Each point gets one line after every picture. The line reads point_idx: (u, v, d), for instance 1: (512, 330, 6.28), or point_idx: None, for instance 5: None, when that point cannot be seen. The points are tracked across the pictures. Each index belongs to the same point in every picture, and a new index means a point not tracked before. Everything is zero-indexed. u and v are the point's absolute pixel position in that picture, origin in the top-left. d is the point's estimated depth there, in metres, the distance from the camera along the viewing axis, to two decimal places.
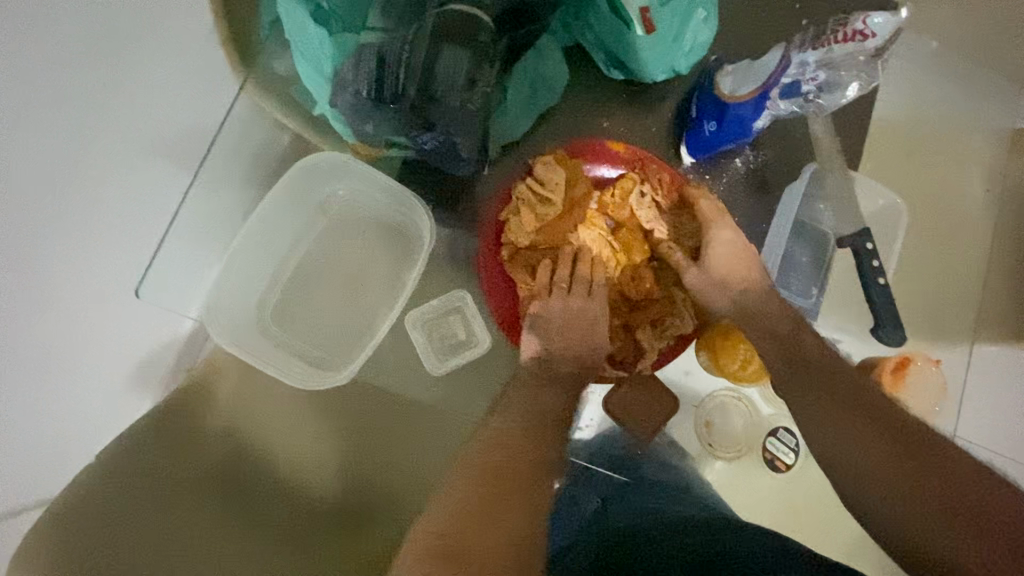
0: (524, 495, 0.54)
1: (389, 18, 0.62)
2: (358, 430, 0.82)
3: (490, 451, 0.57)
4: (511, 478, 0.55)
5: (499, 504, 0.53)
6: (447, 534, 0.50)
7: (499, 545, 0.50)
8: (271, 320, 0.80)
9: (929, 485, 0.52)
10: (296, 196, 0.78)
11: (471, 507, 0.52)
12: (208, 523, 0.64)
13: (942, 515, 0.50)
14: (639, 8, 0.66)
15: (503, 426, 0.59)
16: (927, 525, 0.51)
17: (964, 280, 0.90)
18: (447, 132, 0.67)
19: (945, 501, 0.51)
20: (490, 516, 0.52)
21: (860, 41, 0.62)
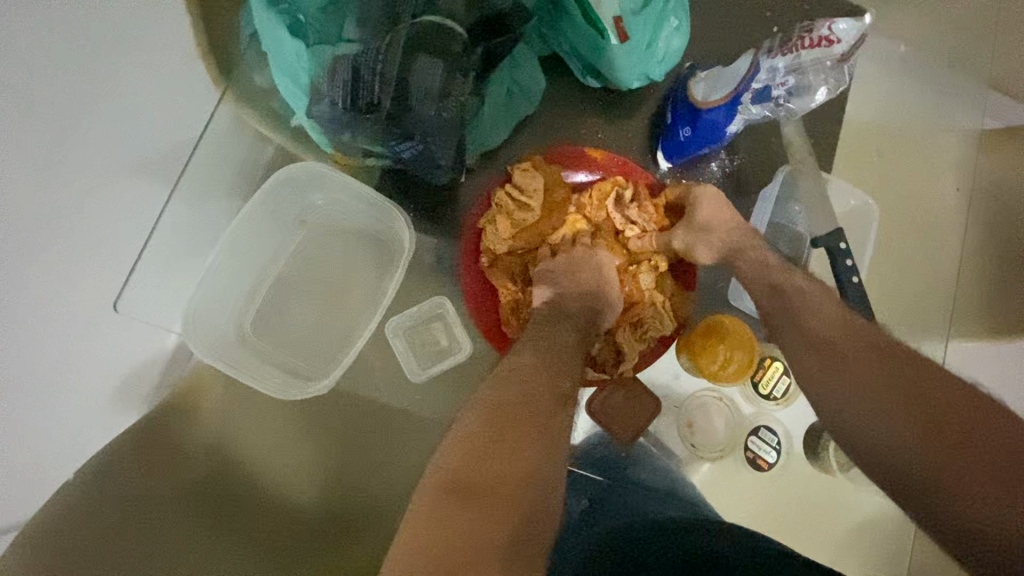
0: (532, 444, 0.53)
1: (364, 30, 0.64)
2: (343, 444, 0.82)
3: (491, 430, 0.53)
4: (515, 457, 0.52)
5: (509, 447, 0.52)
6: (459, 477, 0.49)
7: (506, 486, 0.49)
8: (252, 331, 0.80)
9: (925, 421, 0.51)
10: (274, 207, 0.78)
11: (475, 452, 0.51)
12: (192, 537, 0.64)
13: (941, 452, 0.49)
14: (613, 17, 0.68)
15: (502, 403, 0.56)
16: (924, 463, 0.50)
17: (940, 277, 0.91)
18: (424, 140, 0.67)
19: (942, 437, 0.50)
20: (498, 461, 0.51)
21: (827, 47, 0.63)
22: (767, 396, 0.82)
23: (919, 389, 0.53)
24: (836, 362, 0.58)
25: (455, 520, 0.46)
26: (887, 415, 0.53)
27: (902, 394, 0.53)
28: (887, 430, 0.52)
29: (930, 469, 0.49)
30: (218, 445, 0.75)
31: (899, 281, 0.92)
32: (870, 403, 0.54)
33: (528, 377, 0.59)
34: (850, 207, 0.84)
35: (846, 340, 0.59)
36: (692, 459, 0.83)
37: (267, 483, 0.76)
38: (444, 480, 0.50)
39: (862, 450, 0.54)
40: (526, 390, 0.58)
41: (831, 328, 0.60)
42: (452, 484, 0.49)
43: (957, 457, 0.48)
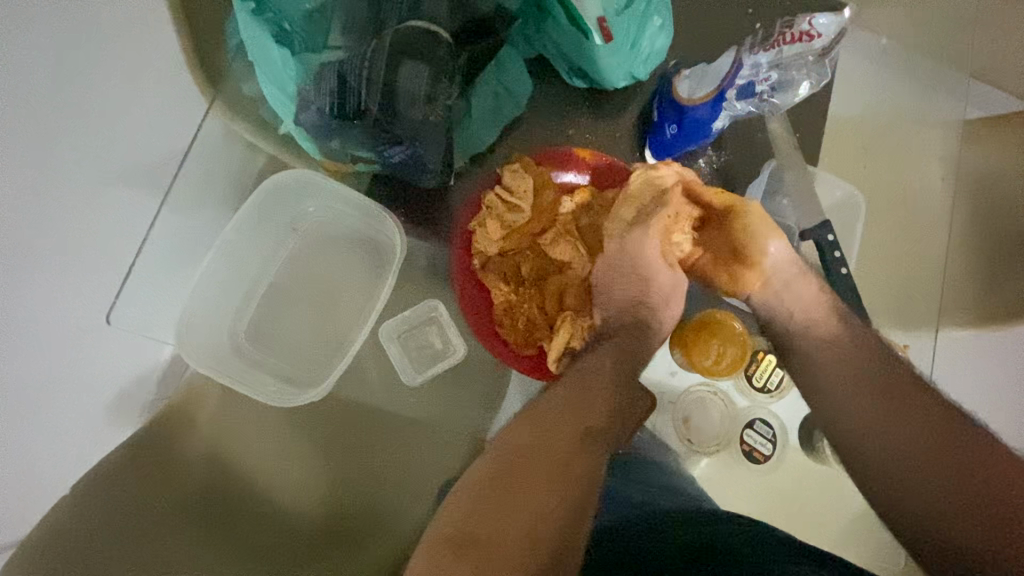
0: (555, 470, 0.52)
1: (349, 37, 0.65)
2: (345, 455, 0.81)
3: (521, 450, 0.53)
4: (540, 476, 0.51)
5: (531, 473, 0.52)
6: (463, 528, 0.48)
7: (515, 536, 0.47)
8: (245, 340, 0.80)
9: (952, 473, 0.49)
10: (265, 214, 0.78)
11: (487, 503, 0.49)
12: (185, 552, 0.64)
13: (963, 504, 0.47)
14: (597, 18, 0.68)
15: (537, 429, 0.56)
16: (948, 513, 0.48)
17: (928, 266, 0.92)
18: (413, 144, 0.68)
19: (966, 493, 0.48)
20: (516, 488, 0.50)
21: (808, 41, 0.65)
22: (761, 389, 0.82)
23: (955, 444, 0.50)
24: (874, 399, 0.56)
25: (454, 568, 0.45)
26: (915, 459, 0.51)
27: (930, 444, 0.51)
28: (907, 472, 0.51)
29: (947, 519, 0.48)
30: (216, 456, 0.76)
31: (889, 271, 0.93)
32: (895, 443, 0.53)
33: (562, 412, 0.57)
34: (837, 199, 0.85)
35: (893, 381, 0.56)
36: (688, 454, 0.84)
37: (265, 495, 0.76)
38: (448, 529, 0.48)
39: (880, 485, 0.53)
40: (562, 426, 0.56)
41: (867, 362, 0.58)
42: (458, 534, 0.47)
43: (981, 515, 0.46)
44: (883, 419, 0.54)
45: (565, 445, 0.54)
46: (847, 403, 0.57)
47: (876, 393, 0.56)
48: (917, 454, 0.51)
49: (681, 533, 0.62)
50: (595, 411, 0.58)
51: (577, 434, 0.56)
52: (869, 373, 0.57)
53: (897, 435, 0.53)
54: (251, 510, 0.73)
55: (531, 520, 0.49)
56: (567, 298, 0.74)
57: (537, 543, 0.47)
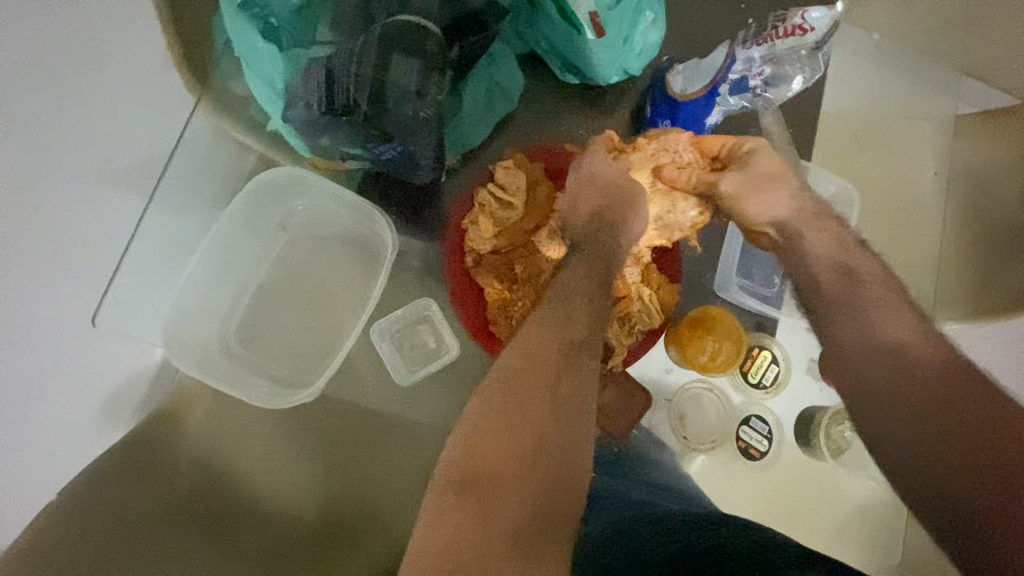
0: (543, 421, 0.49)
1: (338, 32, 0.64)
2: (335, 458, 0.81)
3: (507, 404, 0.49)
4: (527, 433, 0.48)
5: (518, 424, 0.48)
6: (461, 471, 0.47)
7: (514, 469, 0.46)
8: (235, 341, 0.79)
9: (1008, 461, 0.41)
10: (254, 214, 0.77)
11: (484, 431, 0.48)
12: (178, 553, 0.64)
13: (1021, 496, 0.39)
14: (589, 13, 0.67)
15: (515, 366, 0.51)
16: (1002, 507, 0.40)
17: (922, 261, 0.92)
18: (405, 141, 0.67)
19: (1022, 484, 0.40)
20: (507, 441, 0.48)
21: (800, 35, 0.64)
22: (757, 385, 0.81)
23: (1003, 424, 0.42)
24: (904, 377, 0.48)
25: (458, 511, 0.45)
26: (957, 445, 0.43)
27: (972, 421, 0.43)
28: (947, 460, 0.43)
29: (1000, 512, 0.40)
30: (205, 460, 0.75)
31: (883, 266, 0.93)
32: (931, 423, 0.45)
33: (540, 344, 0.53)
34: (831, 195, 0.85)
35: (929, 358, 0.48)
36: (685, 452, 0.83)
37: (256, 498, 0.75)
38: (453, 472, 0.47)
39: (915, 475, 0.44)
40: (541, 360, 0.52)
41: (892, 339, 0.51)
42: (459, 474, 0.47)
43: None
44: (918, 396, 0.46)
45: (550, 383, 0.51)
46: (874, 382, 0.49)
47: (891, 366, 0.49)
48: (965, 437, 0.43)
49: (681, 532, 0.62)
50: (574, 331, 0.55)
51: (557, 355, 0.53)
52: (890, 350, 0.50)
53: (933, 415, 0.45)
54: (243, 512, 0.73)
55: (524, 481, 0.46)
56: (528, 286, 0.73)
57: (541, 475, 0.47)
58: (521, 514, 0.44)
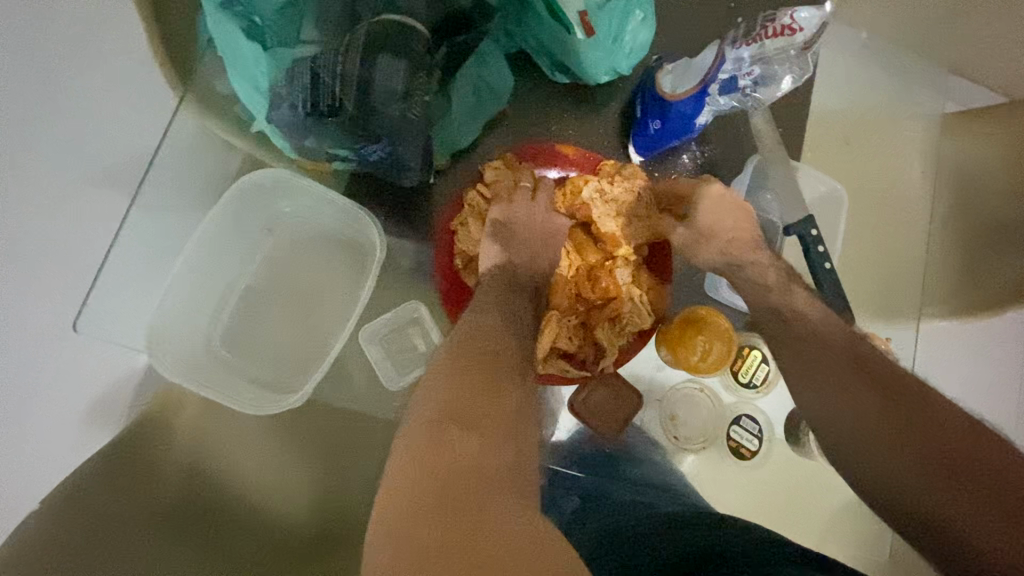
0: (505, 370, 0.57)
1: (323, 31, 0.63)
2: (329, 460, 0.81)
3: (474, 356, 0.57)
4: (495, 376, 0.55)
5: (488, 367, 0.56)
6: (445, 406, 0.52)
7: (488, 406, 0.53)
8: (220, 345, 0.78)
9: (915, 448, 0.50)
10: (239, 217, 0.76)
11: (462, 377, 0.54)
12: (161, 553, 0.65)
13: (922, 473, 0.49)
14: (578, 13, 0.67)
15: (480, 330, 0.60)
16: (908, 483, 0.49)
17: (910, 258, 0.93)
18: (392, 143, 0.66)
19: (921, 464, 0.49)
20: (483, 381, 0.54)
21: (790, 35, 0.63)
22: (748, 384, 0.82)
23: (914, 416, 0.51)
24: (833, 381, 0.57)
25: (451, 446, 0.48)
26: (873, 432, 0.52)
27: (916, 427, 0.51)
28: (866, 446, 0.53)
29: (906, 487, 0.49)
30: (198, 460, 0.74)
31: (871, 265, 0.93)
32: (885, 439, 0.51)
33: (491, 313, 0.62)
34: (820, 194, 0.86)
35: (857, 363, 0.57)
36: (676, 452, 0.83)
37: (245, 494, 0.75)
38: (432, 414, 0.52)
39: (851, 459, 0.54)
40: (495, 323, 0.61)
41: (824, 352, 0.59)
42: (444, 411, 0.51)
43: (938, 482, 0.47)
44: (845, 396, 0.56)
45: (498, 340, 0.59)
46: (832, 392, 0.57)
47: (840, 386, 0.56)
48: (878, 428, 0.52)
49: (670, 536, 0.63)
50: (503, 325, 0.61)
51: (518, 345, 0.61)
52: (825, 362, 0.58)
53: (884, 430, 0.52)
54: (231, 509, 0.72)
55: (496, 413, 0.53)
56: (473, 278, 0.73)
57: (506, 427, 0.52)
58: (498, 444, 0.50)
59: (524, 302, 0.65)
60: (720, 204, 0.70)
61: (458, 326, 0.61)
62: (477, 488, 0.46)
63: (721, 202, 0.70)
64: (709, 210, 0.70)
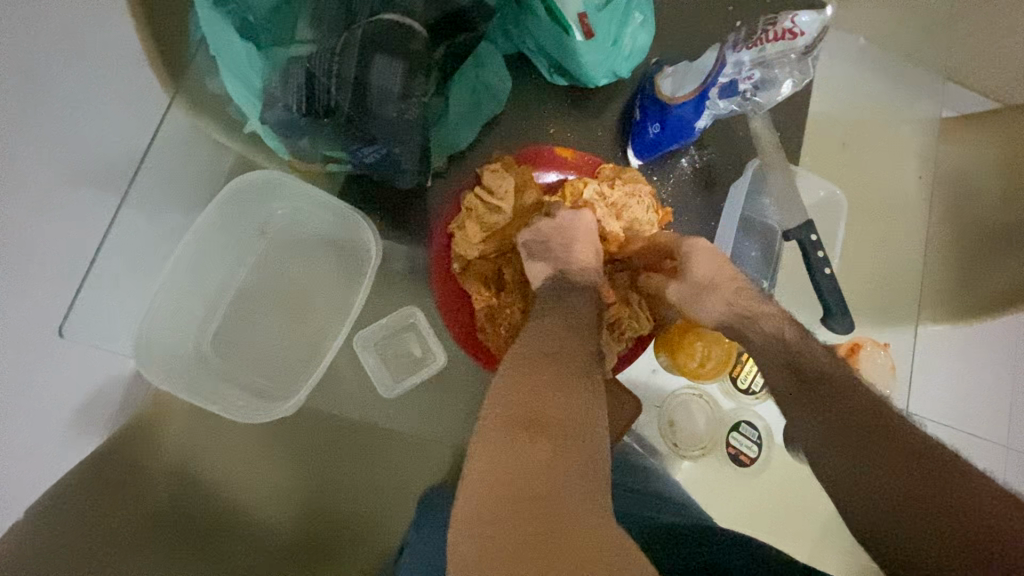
0: (581, 371, 0.54)
1: (318, 29, 0.61)
2: (318, 463, 0.80)
3: (555, 357, 0.54)
4: (576, 378, 0.53)
5: (570, 366, 0.54)
6: (525, 408, 0.49)
7: (574, 410, 0.50)
8: (210, 349, 0.76)
9: (932, 504, 0.46)
10: (230, 219, 0.74)
11: (545, 377, 0.52)
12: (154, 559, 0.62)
13: (937, 533, 0.44)
14: (577, 13, 0.67)
15: (563, 329, 0.58)
16: (921, 545, 0.45)
17: (907, 264, 0.93)
18: (389, 145, 0.65)
19: (937, 525, 0.45)
20: (566, 383, 0.52)
21: (790, 39, 0.63)
22: (746, 390, 0.81)
23: (933, 474, 0.47)
24: (849, 427, 0.53)
25: (530, 449, 0.45)
26: (889, 469, 0.49)
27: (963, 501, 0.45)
28: (877, 499, 0.48)
29: (919, 546, 0.45)
30: (181, 468, 0.73)
31: (869, 271, 0.93)
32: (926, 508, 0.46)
33: (571, 310, 0.61)
34: (819, 199, 0.85)
35: (874, 411, 0.54)
36: (673, 457, 0.83)
37: (234, 504, 0.74)
38: (512, 413, 0.49)
39: (859, 510, 0.49)
40: (573, 321, 0.60)
41: (837, 399, 0.56)
42: (525, 415, 0.48)
43: (953, 549, 0.43)
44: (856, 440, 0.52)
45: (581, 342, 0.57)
46: (866, 448, 0.51)
47: (875, 441, 0.51)
48: (894, 481, 0.48)
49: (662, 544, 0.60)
50: (569, 339, 0.57)
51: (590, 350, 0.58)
52: (843, 408, 0.55)
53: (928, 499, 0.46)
54: (221, 519, 0.71)
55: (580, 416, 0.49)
56: (468, 280, 0.72)
57: (591, 445, 0.48)
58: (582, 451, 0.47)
59: (584, 300, 0.63)
60: (717, 263, 0.68)
61: (537, 322, 0.60)
62: (554, 492, 0.43)
63: (716, 262, 0.68)
64: (708, 270, 0.67)
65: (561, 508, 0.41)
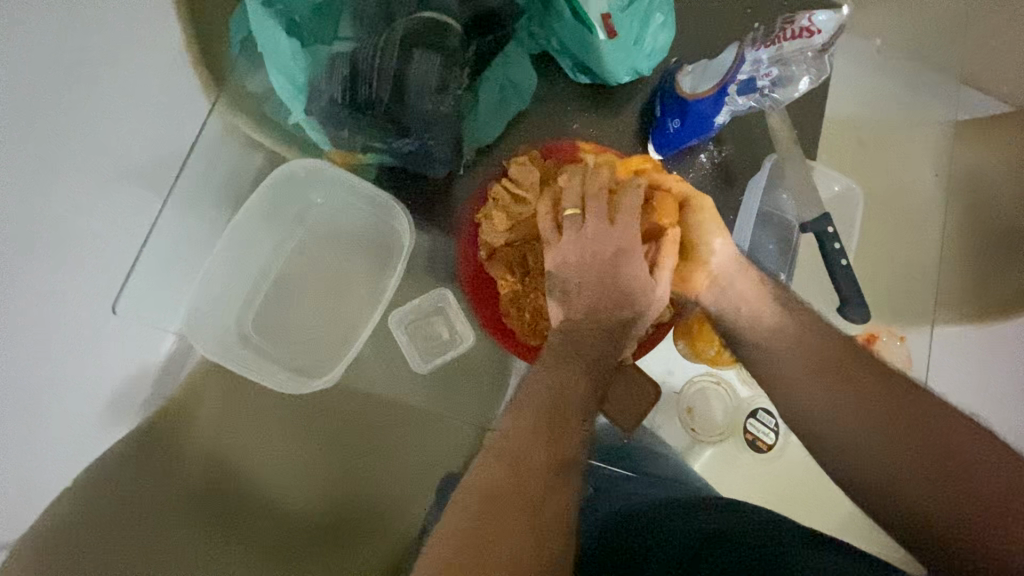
0: (546, 454, 0.51)
1: (358, 28, 0.66)
2: (340, 458, 0.82)
3: (521, 446, 0.51)
4: (538, 466, 0.50)
5: (532, 454, 0.50)
6: (476, 514, 0.46)
7: (530, 507, 0.48)
8: (250, 331, 0.79)
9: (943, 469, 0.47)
10: (272, 207, 0.79)
11: (504, 467, 0.49)
12: (180, 551, 0.64)
13: (951, 496, 0.46)
14: (601, 14, 0.70)
15: (542, 404, 0.54)
16: (938, 509, 0.46)
17: (925, 260, 0.95)
18: (423, 136, 0.69)
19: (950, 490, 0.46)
20: (525, 471, 0.49)
21: (808, 37, 0.66)
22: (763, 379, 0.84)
23: (942, 444, 0.48)
24: (861, 404, 0.52)
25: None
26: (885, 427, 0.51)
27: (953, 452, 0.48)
28: (895, 475, 0.49)
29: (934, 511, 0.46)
30: (218, 458, 0.77)
31: (886, 267, 0.95)
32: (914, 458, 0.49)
33: (570, 381, 0.57)
34: (837, 194, 0.87)
35: (886, 382, 0.54)
36: (693, 444, 0.85)
37: (262, 493, 0.77)
38: (466, 512, 0.47)
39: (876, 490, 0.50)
40: (567, 396, 0.55)
41: (844, 376, 0.55)
42: (472, 514, 0.47)
43: (968, 507, 0.46)
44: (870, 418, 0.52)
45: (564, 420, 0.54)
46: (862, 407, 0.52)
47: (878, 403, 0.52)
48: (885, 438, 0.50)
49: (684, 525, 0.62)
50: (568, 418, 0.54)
51: (549, 446, 0.52)
52: (854, 386, 0.54)
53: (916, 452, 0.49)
54: (249, 508, 0.74)
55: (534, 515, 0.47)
56: (493, 264, 0.75)
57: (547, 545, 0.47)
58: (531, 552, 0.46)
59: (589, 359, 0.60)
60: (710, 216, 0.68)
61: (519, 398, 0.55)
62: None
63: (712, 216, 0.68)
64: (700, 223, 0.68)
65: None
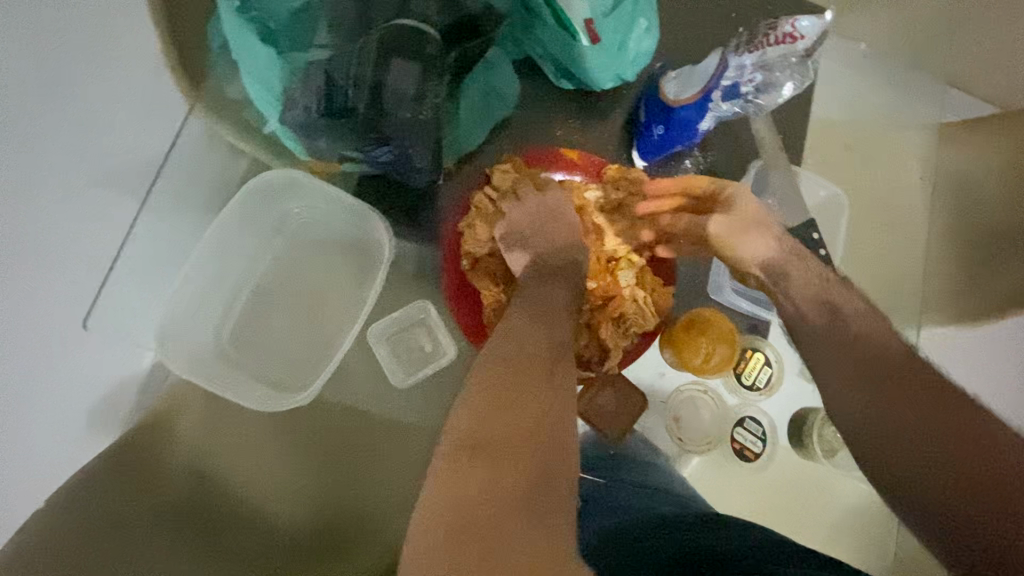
0: (539, 396, 0.52)
1: (335, 36, 0.64)
2: (328, 472, 0.80)
3: (510, 378, 0.53)
4: (532, 404, 0.51)
5: (528, 384, 0.53)
6: (477, 432, 0.49)
7: (530, 434, 0.49)
8: (228, 342, 0.78)
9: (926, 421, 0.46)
10: (250, 216, 0.77)
11: (506, 384, 0.52)
12: (155, 556, 0.63)
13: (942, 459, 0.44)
14: (585, 21, 0.68)
15: (536, 334, 0.58)
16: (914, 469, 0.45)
17: (908, 263, 0.95)
18: (402, 144, 0.68)
19: (939, 459, 0.44)
20: (521, 403, 0.51)
21: (791, 43, 0.63)
22: (751, 386, 0.83)
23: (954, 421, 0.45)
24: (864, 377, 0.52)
25: (469, 472, 0.46)
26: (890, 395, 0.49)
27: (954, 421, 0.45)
28: (903, 439, 0.47)
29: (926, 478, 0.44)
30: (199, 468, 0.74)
31: (870, 269, 0.95)
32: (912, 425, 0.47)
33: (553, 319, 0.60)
34: (823, 199, 0.87)
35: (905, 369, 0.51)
36: (680, 454, 0.84)
37: (250, 502, 0.75)
38: (459, 434, 0.49)
39: (861, 447, 0.50)
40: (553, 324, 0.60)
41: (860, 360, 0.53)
42: (473, 435, 0.49)
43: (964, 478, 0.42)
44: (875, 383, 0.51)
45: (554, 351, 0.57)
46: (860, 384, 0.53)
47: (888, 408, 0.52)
48: (890, 410, 0.48)
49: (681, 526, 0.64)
50: (541, 350, 0.56)
51: (545, 366, 0.55)
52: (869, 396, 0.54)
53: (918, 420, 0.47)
54: (233, 519, 0.73)
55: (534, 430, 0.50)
56: (476, 271, 0.74)
57: (541, 450, 0.49)
58: (529, 474, 0.46)
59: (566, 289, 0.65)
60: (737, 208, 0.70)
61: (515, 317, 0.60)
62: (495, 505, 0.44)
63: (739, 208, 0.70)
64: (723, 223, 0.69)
65: (503, 524, 0.43)
